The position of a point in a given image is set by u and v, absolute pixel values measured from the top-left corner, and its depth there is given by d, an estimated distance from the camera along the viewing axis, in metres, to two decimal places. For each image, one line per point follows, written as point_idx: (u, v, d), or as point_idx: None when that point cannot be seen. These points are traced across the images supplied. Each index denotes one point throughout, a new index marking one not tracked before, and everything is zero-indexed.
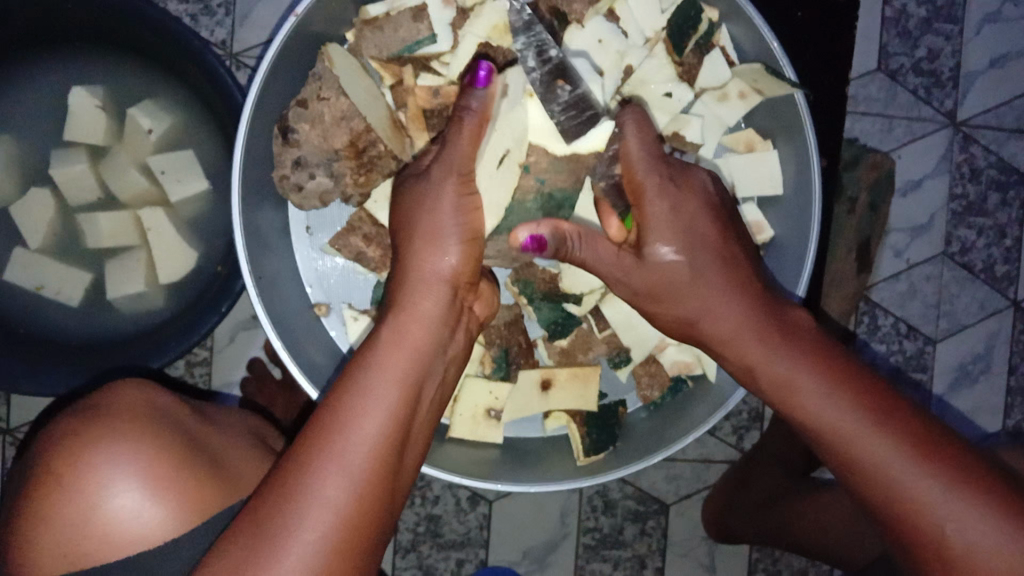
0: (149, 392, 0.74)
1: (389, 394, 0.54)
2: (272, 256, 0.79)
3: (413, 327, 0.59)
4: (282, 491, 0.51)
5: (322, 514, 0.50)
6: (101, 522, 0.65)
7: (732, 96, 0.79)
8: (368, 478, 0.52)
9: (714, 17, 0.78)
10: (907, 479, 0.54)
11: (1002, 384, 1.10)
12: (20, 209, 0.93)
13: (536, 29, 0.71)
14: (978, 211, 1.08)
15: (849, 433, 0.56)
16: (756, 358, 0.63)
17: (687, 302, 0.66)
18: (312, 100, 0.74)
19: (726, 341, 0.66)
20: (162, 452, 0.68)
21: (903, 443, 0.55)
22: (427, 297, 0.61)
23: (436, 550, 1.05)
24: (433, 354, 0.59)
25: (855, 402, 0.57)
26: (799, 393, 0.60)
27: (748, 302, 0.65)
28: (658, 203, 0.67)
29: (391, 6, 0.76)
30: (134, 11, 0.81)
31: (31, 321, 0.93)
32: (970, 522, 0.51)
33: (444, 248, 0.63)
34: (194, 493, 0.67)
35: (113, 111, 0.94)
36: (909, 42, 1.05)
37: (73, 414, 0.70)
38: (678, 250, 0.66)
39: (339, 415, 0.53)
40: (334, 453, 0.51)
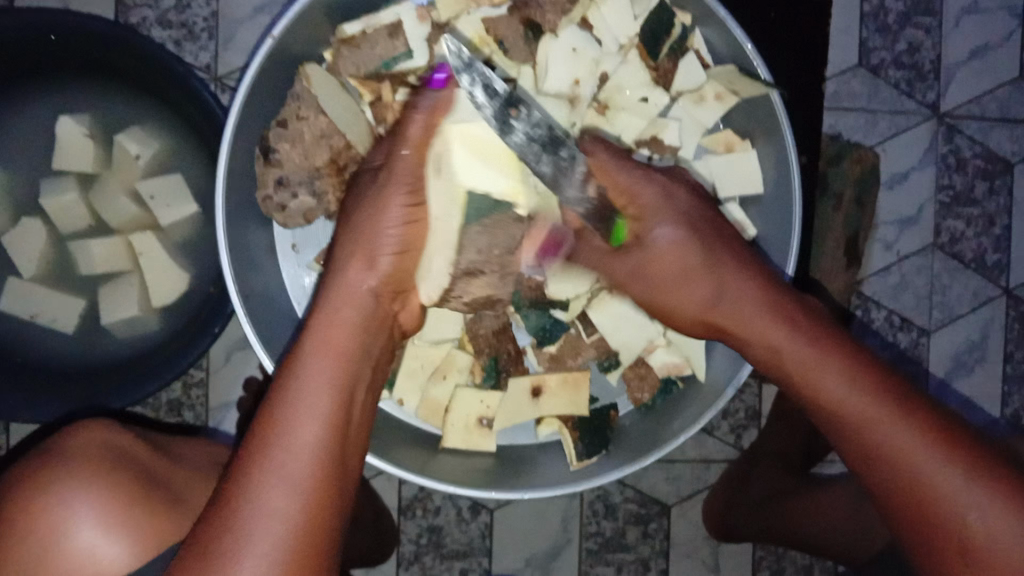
0: (110, 428, 0.75)
1: (319, 405, 0.56)
2: (260, 276, 0.80)
3: (341, 332, 0.60)
4: (229, 506, 0.53)
5: (272, 527, 0.52)
6: (61, 558, 0.68)
7: (710, 98, 0.79)
8: (313, 487, 0.53)
9: (687, 21, 0.79)
10: (932, 467, 0.56)
11: (998, 372, 1.10)
12: (13, 239, 0.94)
13: (476, 65, 0.68)
14: (966, 201, 1.09)
15: (871, 416, 0.58)
16: (776, 340, 0.62)
17: (700, 285, 0.65)
18: (292, 120, 0.76)
19: (741, 323, 0.64)
20: (118, 488, 0.70)
21: (928, 431, 0.57)
22: (349, 304, 0.62)
23: (440, 560, 1.06)
24: (360, 358, 0.60)
25: (881, 388, 0.59)
26: (822, 382, 0.59)
27: (764, 287, 0.64)
28: (649, 192, 0.67)
29: (367, 24, 0.77)
30: (116, 39, 0.82)
31: (28, 349, 0.94)
32: (988, 505, 0.55)
33: (364, 271, 0.63)
34: (151, 527, 0.69)
35: (101, 139, 0.95)
36: (888, 36, 1.05)
37: (30, 458, 0.72)
38: (678, 230, 0.66)
39: (276, 428, 0.54)
40: (270, 466, 0.53)
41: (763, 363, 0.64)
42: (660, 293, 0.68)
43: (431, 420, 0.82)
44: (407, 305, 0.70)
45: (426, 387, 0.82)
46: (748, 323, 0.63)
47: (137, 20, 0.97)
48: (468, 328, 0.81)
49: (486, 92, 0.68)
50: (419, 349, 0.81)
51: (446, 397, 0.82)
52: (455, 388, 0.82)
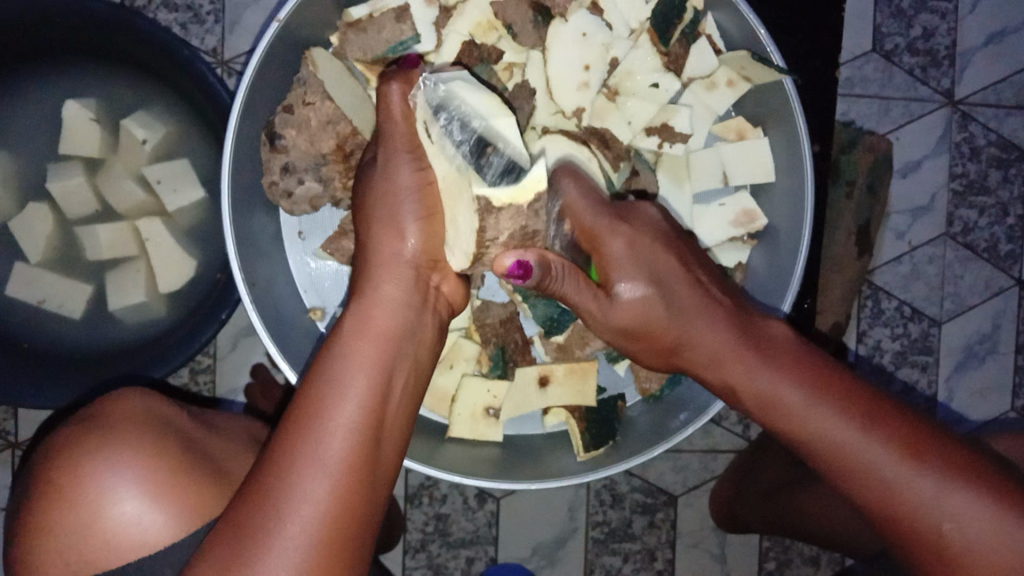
0: (153, 399, 0.74)
1: (358, 385, 0.55)
2: (265, 262, 0.79)
3: (380, 322, 0.59)
4: (262, 492, 0.52)
5: (305, 510, 0.51)
6: (103, 529, 0.66)
7: (721, 84, 0.78)
8: (346, 472, 0.52)
9: (700, 6, 0.77)
10: (904, 480, 0.57)
11: (1009, 363, 1.09)
12: (19, 223, 0.94)
13: (453, 104, 0.61)
14: (980, 190, 1.07)
15: (832, 438, 0.59)
16: (737, 377, 0.64)
17: (664, 333, 0.66)
18: (298, 105, 0.74)
19: (707, 364, 0.66)
20: (163, 458, 0.68)
21: (894, 447, 0.57)
22: (389, 280, 0.61)
23: (446, 548, 1.05)
24: (401, 338, 0.59)
25: (841, 409, 0.59)
26: (786, 410, 0.61)
27: (723, 322, 0.65)
28: (615, 241, 0.66)
29: (373, 7, 0.75)
30: (122, 23, 0.81)
31: (35, 335, 0.93)
32: (962, 512, 0.56)
33: (405, 229, 0.63)
34: (195, 499, 0.67)
35: (108, 124, 0.94)
36: (903, 21, 1.04)
37: (73, 425, 0.70)
38: (640, 284, 0.65)
39: (314, 407, 0.54)
40: (308, 446, 0.52)
41: (728, 395, 0.66)
42: (625, 335, 0.68)
43: (438, 410, 0.82)
44: (449, 276, 0.67)
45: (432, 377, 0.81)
46: (710, 359, 0.65)
47: (142, 4, 0.96)
48: (475, 318, 0.79)
49: (462, 130, 0.59)
50: None
51: (453, 386, 0.82)
52: (462, 377, 0.81)
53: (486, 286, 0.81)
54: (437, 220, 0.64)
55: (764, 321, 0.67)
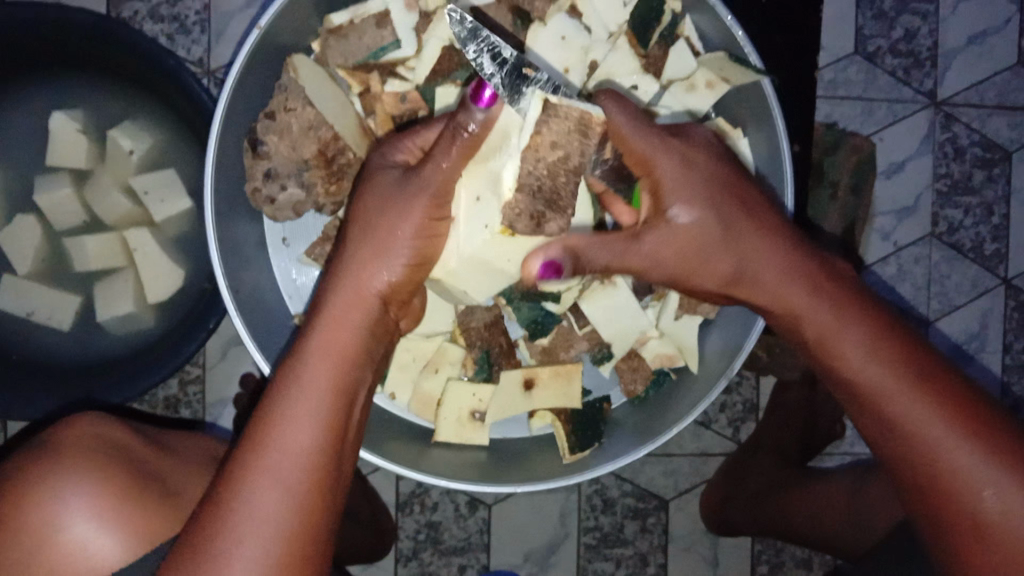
0: (102, 422, 0.73)
1: (316, 409, 0.56)
2: (251, 271, 0.80)
3: (341, 338, 0.60)
4: (221, 508, 0.53)
5: (263, 528, 0.52)
6: (51, 555, 0.65)
7: (701, 86, 0.79)
8: (303, 492, 0.54)
9: (677, 9, 0.78)
10: (945, 442, 0.58)
11: (998, 361, 1.09)
12: (7, 236, 0.94)
13: (484, 33, 0.63)
14: (964, 190, 1.08)
15: (882, 388, 0.60)
16: (800, 306, 0.65)
17: (720, 257, 0.65)
18: (280, 111, 0.75)
19: (768, 291, 0.66)
20: (112, 484, 0.68)
21: (943, 408, 0.58)
22: (354, 305, 0.62)
23: (437, 556, 1.05)
24: (359, 363, 0.60)
25: (894, 358, 0.61)
26: (842, 352, 0.63)
27: (792, 255, 0.66)
28: (668, 160, 0.64)
29: (354, 13, 0.76)
30: (107, 34, 0.82)
31: (22, 347, 0.94)
32: (1001, 483, 0.56)
33: (382, 264, 0.63)
34: (144, 526, 0.67)
35: (94, 136, 0.94)
36: (885, 23, 1.04)
37: (23, 452, 0.70)
38: (695, 208, 0.63)
39: (274, 431, 0.55)
40: (267, 466, 0.54)
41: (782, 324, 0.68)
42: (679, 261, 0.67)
43: (424, 415, 0.82)
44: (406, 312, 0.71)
45: (417, 381, 0.81)
46: (767, 291, 0.66)
47: (129, 15, 0.96)
48: (460, 321, 0.79)
49: (496, 61, 0.63)
50: (411, 342, 0.80)
51: (439, 390, 0.81)
52: (448, 381, 0.81)
53: None
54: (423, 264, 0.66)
55: (831, 261, 0.68)
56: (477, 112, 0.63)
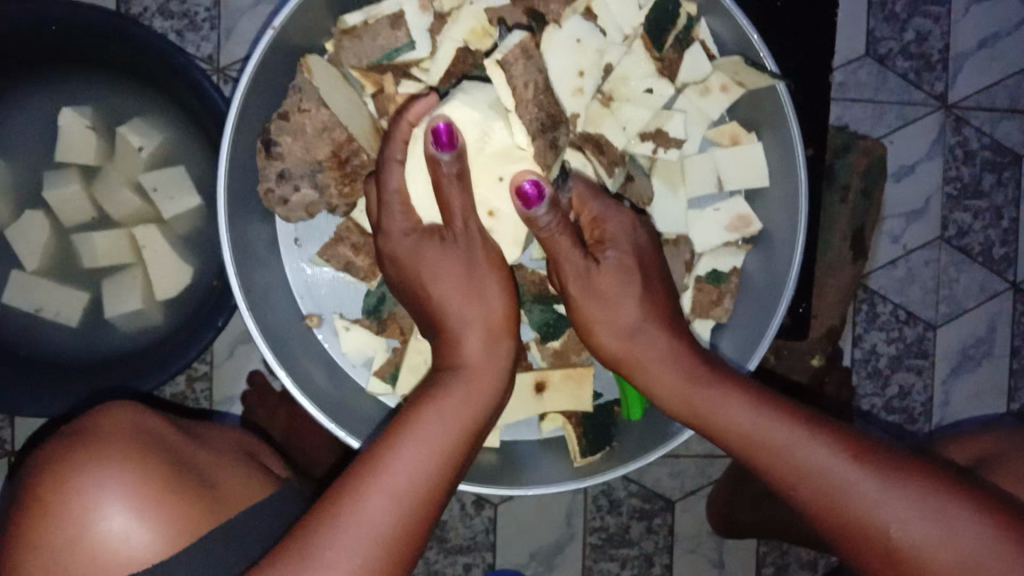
0: (138, 412, 0.74)
1: (436, 427, 0.58)
2: (262, 269, 0.80)
3: (484, 379, 0.62)
4: (336, 511, 0.55)
5: (367, 533, 0.54)
6: (89, 545, 0.66)
7: (715, 90, 0.79)
8: (414, 499, 0.56)
9: (693, 12, 0.78)
10: (848, 482, 0.57)
11: (1005, 365, 1.09)
12: (15, 231, 0.94)
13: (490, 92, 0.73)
14: (974, 194, 1.08)
15: (776, 442, 0.59)
16: (681, 384, 0.64)
17: (619, 321, 0.66)
18: (293, 112, 0.75)
19: (654, 371, 0.65)
20: (147, 474, 0.68)
21: (839, 449, 0.58)
22: (474, 334, 0.64)
23: (443, 555, 1.05)
24: (493, 399, 0.62)
25: (779, 414, 0.60)
26: (730, 418, 0.61)
27: (672, 333, 0.66)
28: (617, 220, 0.69)
29: (368, 14, 0.76)
30: (118, 31, 0.82)
31: (32, 344, 0.94)
32: (908, 516, 0.55)
33: (488, 289, 0.65)
34: (181, 517, 0.67)
35: (104, 133, 0.94)
36: (896, 26, 1.04)
37: (60, 442, 0.70)
38: (621, 257, 0.67)
39: (389, 445, 0.57)
40: (380, 475, 0.56)
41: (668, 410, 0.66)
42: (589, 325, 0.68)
43: None
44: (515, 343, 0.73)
45: None
46: (645, 367, 0.66)
47: (138, 12, 0.96)
48: None
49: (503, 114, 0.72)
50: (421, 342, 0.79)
51: None
52: None
53: None
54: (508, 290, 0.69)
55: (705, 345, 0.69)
56: (444, 152, 0.65)
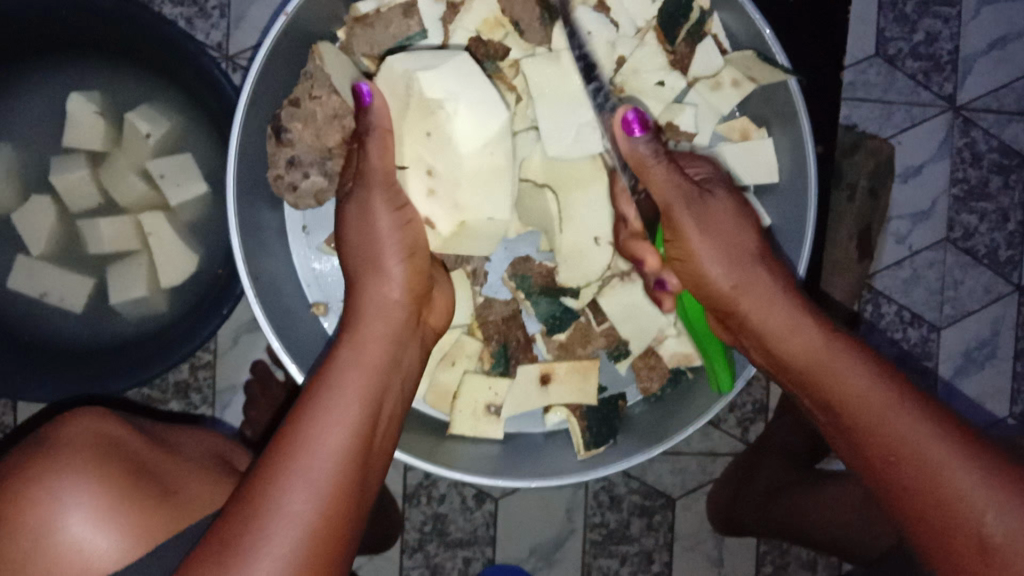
0: (105, 420, 0.74)
1: (349, 412, 0.59)
2: (269, 257, 0.80)
3: (372, 356, 0.63)
4: (252, 505, 0.54)
5: (289, 523, 0.53)
6: (53, 547, 0.65)
7: (726, 84, 0.79)
8: (332, 485, 0.55)
9: (705, 7, 0.78)
10: (947, 459, 0.56)
11: (1008, 369, 1.09)
12: (21, 216, 0.94)
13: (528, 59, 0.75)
14: (980, 196, 1.08)
15: (880, 403, 0.60)
16: (790, 335, 0.66)
17: (727, 267, 0.68)
18: (305, 99, 0.75)
19: (761, 316, 0.68)
20: (114, 476, 0.68)
21: (942, 427, 0.58)
22: (378, 321, 0.66)
23: (443, 548, 1.05)
24: (388, 368, 0.64)
25: (880, 377, 0.62)
26: (835, 371, 0.63)
27: (795, 299, 0.68)
28: (715, 177, 0.73)
29: (380, 2, 0.76)
30: (128, 16, 0.81)
31: (35, 329, 0.93)
32: (1006, 503, 0.54)
33: (391, 264, 0.68)
34: (147, 518, 0.67)
35: (111, 119, 0.94)
36: (906, 26, 1.04)
37: (28, 445, 0.70)
38: (729, 200, 0.71)
39: (301, 430, 0.57)
40: (298, 465, 0.55)
41: (777, 355, 0.68)
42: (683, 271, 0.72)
43: (438, 406, 0.82)
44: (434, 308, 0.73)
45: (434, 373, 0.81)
46: (766, 309, 0.67)
47: None
48: (478, 314, 0.81)
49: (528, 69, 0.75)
50: None
51: (455, 382, 0.81)
52: (464, 374, 0.81)
53: (490, 283, 0.82)
54: (417, 258, 0.70)
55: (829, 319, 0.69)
56: (368, 111, 0.69)
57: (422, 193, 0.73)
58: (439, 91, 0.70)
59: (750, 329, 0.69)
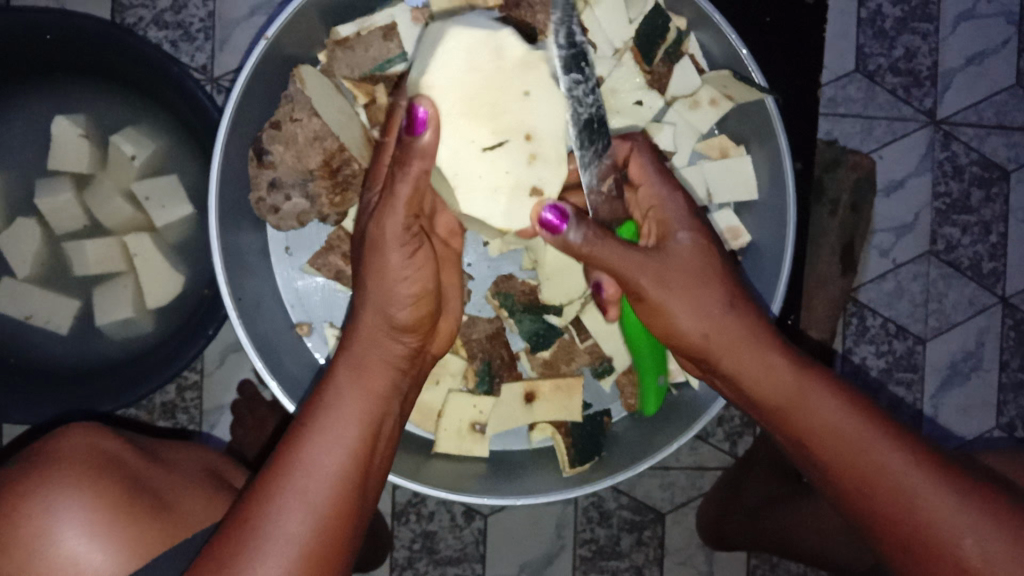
0: (98, 435, 0.74)
1: (348, 435, 0.59)
2: (254, 278, 0.80)
3: (377, 378, 0.62)
4: (247, 526, 0.55)
5: (286, 546, 0.54)
6: (43, 566, 0.65)
7: (704, 103, 0.80)
8: (328, 510, 0.56)
9: (683, 26, 0.79)
10: (918, 486, 0.57)
11: (993, 380, 1.09)
12: (7, 238, 0.94)
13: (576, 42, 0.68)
14: (962, 209, 1.09)
15: (852, 433, 0.60)
16: (753, 368, 0.65)
17: (674, 294, 0.64)
18: (285, 122, 0.75)
19: (726, 352, 0.66)
20: (105, 494, 0.68)
21: (913, 455, 0.58)
22: (372, 351, 0.63)
23: (433, 567, 1.05)
24: (389, 394, 0.63)
25: (847, 406, 0.62)
26: (802, 405, 0.63)
27: (759, 324, 0.66)
28: (675, 202, 0.68)
29: (361, 26, 0.77)
30: (112, 39, 0.82)
31: (20, 352, 0.93)
32: (981, 528, 0.54)
33: (396, 297, 0.62)
34: (137, 536, 0.67)
35: (96, 141, 0.94)
36: (885, 42, 1.05)
37: (20, 462, 0.70)
38: (694, 236, 0.66)
39: (301, 453, 0.58)
40: (295, 486, 0.56)
41: (747, 395, 0.66)
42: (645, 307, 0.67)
43: (423, 425, 0.82)
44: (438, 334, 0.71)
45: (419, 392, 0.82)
46: (732, 351, 0.65)
47: (133, 22, 0.97)
48: (462, 333, 0.81)
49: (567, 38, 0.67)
50: None
51: (440, 401, 0.82)
52: (449, 393, 0.82)
53: (473, 302, 0.82)
54: (425, 299, 0.63)
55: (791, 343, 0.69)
56: (424, 136, 0.57)
57: (527, 192, 0.64)
58: (526, 84, 0.63)
59: (722, 370, 0.67)
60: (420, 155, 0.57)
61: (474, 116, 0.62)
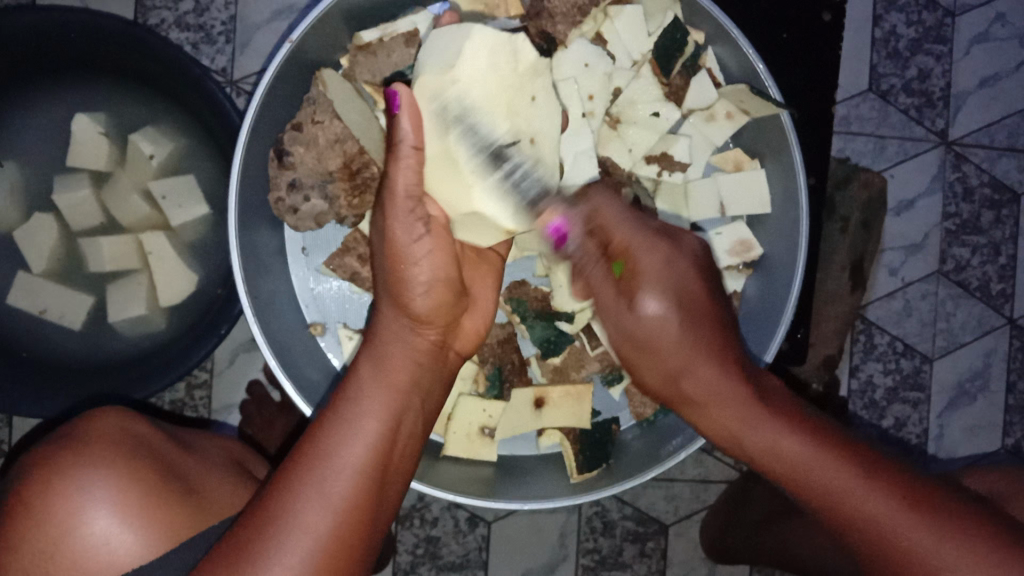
0: (131, 419, 0.75)
1: (368, 430, 0.59)
2: (269, 277, 0.81)
3: (400, 373, 0.63)
4: (265, 520, 0.56)
5: (303, 538, 0.54)
6: (72, 547, 0.66)
7: (720, 116, 0.81)
8: (347, 504, 0.56)
9: (700, 40, 0.80)
10: (902, 528, 0.55)
11: (1000, 401, 1.09)
12: (24, 233, 0.95)
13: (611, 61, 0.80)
14: (972, 230, 1.09)
15: (828, 478, 0.58)
16: (729, 418, 0.64)
17: (669, 359, 0.66)
18: (307, 124, 0.76)
19: (706, 403, 0.65)
20: (137, 475, 0.68)
21: (894, 495, 0.56)
22: (395, 341, 0.65)
23: (435, 572, 1.05)
24: (410, 389, 0.64)
25: (822, 445, 0.60)
26: (779, 451, 0.61)
27: (728, 368, 0.65)
28: (652, 255, 0.68)
29: (384, 32, 0.78)
30: (135, 39, 0.83)
31: (33, 345, 0.94)
32: (970, 569, 0.52)
33: (413, 281, 0.64)
34: (164, 518, 0.67)
35: (115, 139, 0.95)
36: (899, 62, 1.06)
37: (53, 442, 0.71)
38: (664, 302, 0.66)
39: (321, 447, 0.58)
40: (314, 480, 0.56)
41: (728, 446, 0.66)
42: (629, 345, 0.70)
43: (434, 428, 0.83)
44: (461, 332, 0.72)
45: None
46: (706, 405, 0.65)
47: (156, 23, 0.98)
48: None
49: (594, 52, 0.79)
50: None
51: (451, 405, 0.83)
52: (459, 396, 0.83)
53: None
54: (442, 287, 0.65)
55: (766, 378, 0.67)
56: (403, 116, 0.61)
57: (517, 196, 0.66)
58: (531, 92, 0.68)
59: (705, 424, 0.66)
60: (409, 134, 0.61)
61: (483, 113, 0.64)
